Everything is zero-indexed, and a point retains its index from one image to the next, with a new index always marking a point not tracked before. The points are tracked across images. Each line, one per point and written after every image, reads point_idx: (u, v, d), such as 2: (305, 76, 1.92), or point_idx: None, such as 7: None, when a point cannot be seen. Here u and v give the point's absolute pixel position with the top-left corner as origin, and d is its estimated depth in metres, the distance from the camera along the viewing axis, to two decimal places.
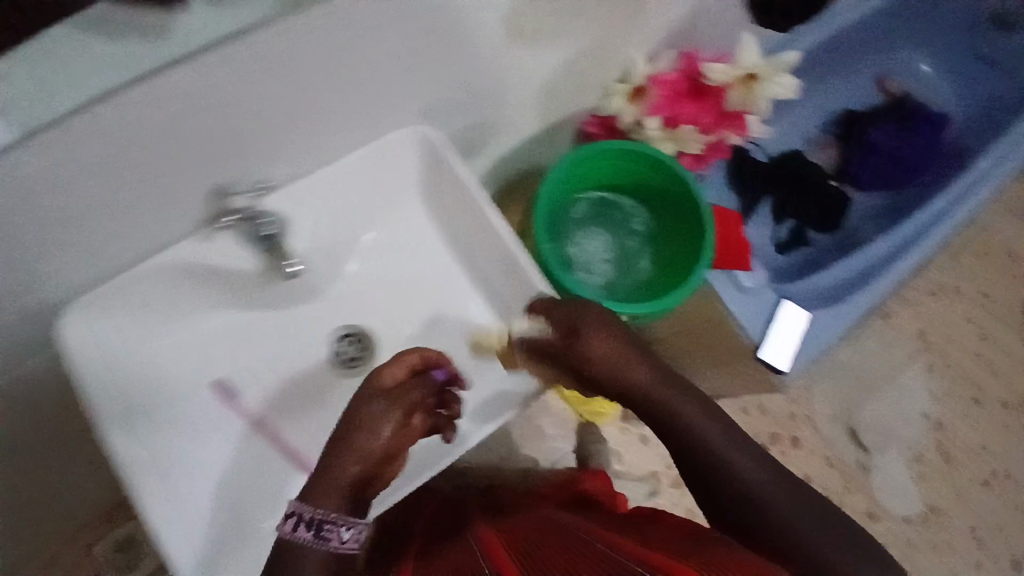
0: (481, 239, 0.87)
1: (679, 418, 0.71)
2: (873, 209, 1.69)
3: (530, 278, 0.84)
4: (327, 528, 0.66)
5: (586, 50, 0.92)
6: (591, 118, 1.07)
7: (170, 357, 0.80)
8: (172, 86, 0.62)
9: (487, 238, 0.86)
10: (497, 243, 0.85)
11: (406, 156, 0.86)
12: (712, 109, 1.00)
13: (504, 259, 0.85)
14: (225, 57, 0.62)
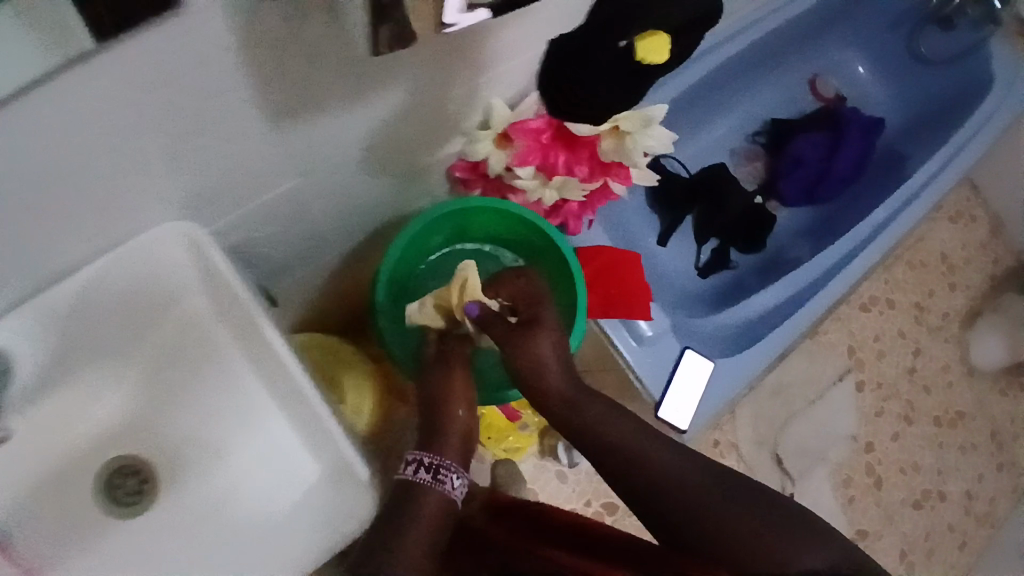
0: (264, 360, 0.67)
1: (598, 410, 0.79)
2: (801, 225, 1.58)
3: (318, 410, 0.65)
4: (443, 472, 0.73)
5: (432, 106, 0.75)
6: (460, 162, 0.92)
7: None
8: None
9: (268, 362, 0.66)
10: (277, 369, 0.66)
11: (172, 260, 0.65)
12: (589, 158, 0.87)
13: (287, 386, 0.66)
14: None
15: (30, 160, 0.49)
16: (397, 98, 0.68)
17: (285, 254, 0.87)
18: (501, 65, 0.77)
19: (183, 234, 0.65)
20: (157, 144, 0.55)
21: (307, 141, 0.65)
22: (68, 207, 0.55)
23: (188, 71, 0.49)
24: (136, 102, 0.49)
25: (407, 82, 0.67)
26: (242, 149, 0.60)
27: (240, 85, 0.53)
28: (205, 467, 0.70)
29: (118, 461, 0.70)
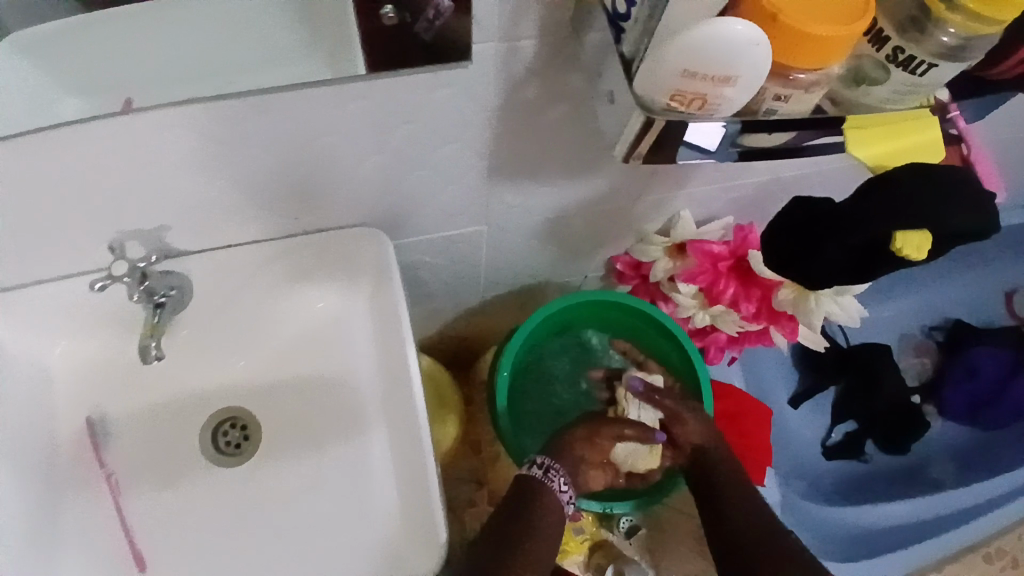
0: (395, 381, 0.68)
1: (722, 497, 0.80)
2: (958, 448, 1.36)
3: (420, 449, 0.64)
4: (551, 471, 0.80)
5: (628, 197, 0.74)
6: (624, 256, 0.91)
7: (31, 388, 0.66)
8: (114, 140, 0.51)
9: (398, 383, 0.67)
10: (406, 395, 0.66)
11: (357, 258, 0.68)
12: (760, 300, 0.82)
13: (406, 421, 0.65)
14: (180, 121, 0.51)
15: (285, 130, 0.53)
16: (599, 186, 0.69)
17: (433, 283, 0.89)
18: (704, 185, 0.75)
19: (373, 235, 0.67)
20: (382, 152, 0.57)
21: (500, 194, 0.65)
22: (293, 187, 0.60)
23: (439, 113, 0.52)
24: (388, 109, 0.51)
25: (613, 176, 0.67)
26: (445, 189, 0.63)
27: (474, 137, 0.55)
28: (295, 451, 0.70)
29: (228, 413, 0.71)
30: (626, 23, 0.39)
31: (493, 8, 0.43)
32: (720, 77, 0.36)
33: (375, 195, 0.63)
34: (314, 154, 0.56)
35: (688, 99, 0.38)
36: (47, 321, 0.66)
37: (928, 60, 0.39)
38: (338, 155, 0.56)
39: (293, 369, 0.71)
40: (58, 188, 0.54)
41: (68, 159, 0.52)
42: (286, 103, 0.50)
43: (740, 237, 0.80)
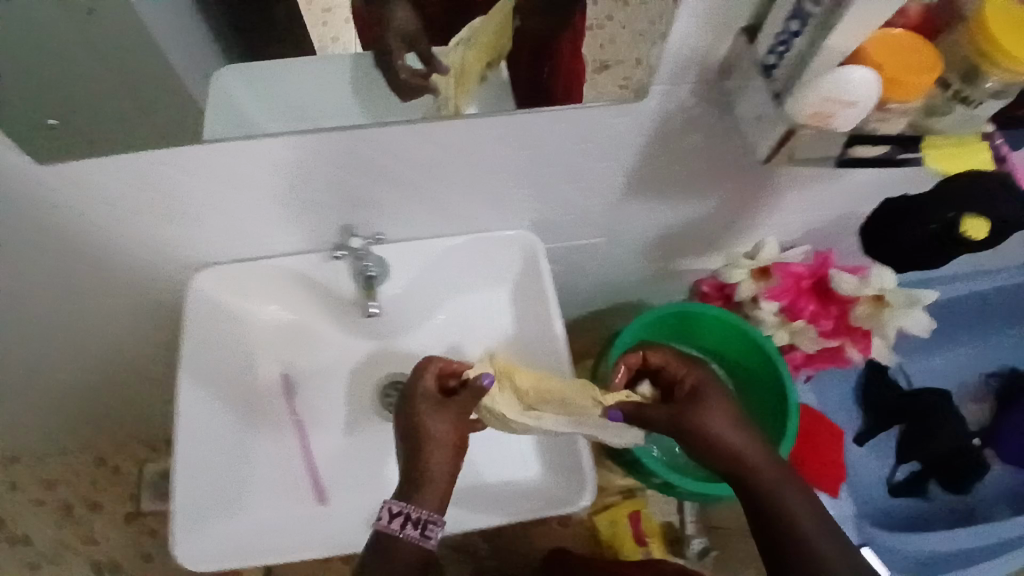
0: (540, 358, 0.81)
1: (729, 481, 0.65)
2: (1008, 489, 1.43)
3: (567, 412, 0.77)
4: (432, 527, 0.65)
5: (731, 215, 0.88)
6: (710, 280, 1.07)
7: (242, 339, 0.80)
8: (356, 143, 0.66)
9: (543, 359, 0.80)
10: (552, 369, 0.79)
11: (508, 254, 0.82)
12: (834, 316, 0.97)
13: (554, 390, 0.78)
14: (413, 132, 0.65)
15: (488, 144, 0.68)
16: (711, 203, 0.84)
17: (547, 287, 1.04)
18: (791, 212, 0.90)
19: (527, 238, 0.81)
20: (552, 164, 0.72)
21: (629, 210, 0.82)
22: (471, 194, 0.76)
23: (609, 134, 0.68)
24: (573, 127, 0.67)
25: (722, 197, 0.83)
26: (589, 201, 0.79)
27: (626, 159, 0.72)
28: None
29: (393, 378, 0.83)
30: (774, 72, 0.55)
31: (670, 62, 0.59)
32: (845, 101, 0.50)
33: (533, 203, 0.78)
34: (504, 163, 0.71)
35: (820, 116, 0.52)
36: (256, 289, 0.79)
37: (977, 95, 0.55)
38: (519, 170, 0.73)
39: (448, 349, 0.84)
40: (299, 175, 0.68)
41: (318, 155, 0.66)
42: (495, 128, 0.66)
43: (821, 261, 0.95)
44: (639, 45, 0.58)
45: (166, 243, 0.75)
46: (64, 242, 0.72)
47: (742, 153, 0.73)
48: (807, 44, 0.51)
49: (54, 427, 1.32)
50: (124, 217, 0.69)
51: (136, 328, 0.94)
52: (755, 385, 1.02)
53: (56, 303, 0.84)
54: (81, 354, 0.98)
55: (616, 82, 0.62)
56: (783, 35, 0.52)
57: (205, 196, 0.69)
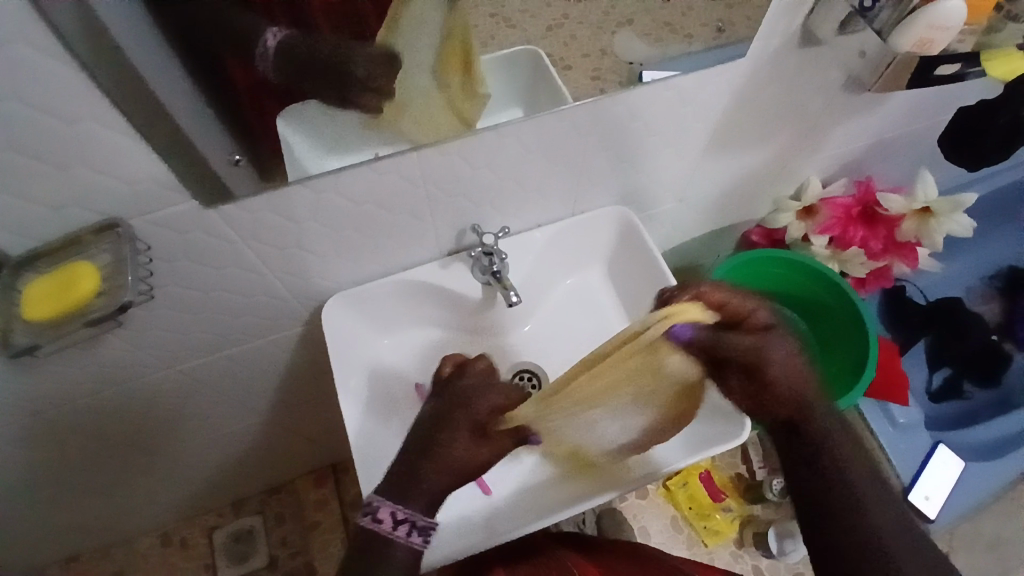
0: None
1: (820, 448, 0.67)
2: None
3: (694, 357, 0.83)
4: (426, 531, 0.67)
5: (776, 162, 0.97)
6: (757, 229, 1.15)
7: (376, 356, 0.85)
8: (465, 147, 0.69)
9: None
10: None
11: (603, 230, 0.89)
12: (882, 237, 1.05)
13: None
14: (517, 128, 0.69)
15: (581, 127, 0.73)
16: (761, 154, 0.92)
17: None
18: (834, 149, 0.99)
19: (620, 211, 0.88)
20: (634, 138, 0.78)
21: (696, 168, 0.89)
22: (562, 180, 0.80)
23: (685, 98, 0.74)
24: (655, 99, 0.73)
25: (771, 145, 0.91)
26: (675, 164, 0.86)
27: (713, 119, 0.79)
28: None
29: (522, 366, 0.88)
30: (871, 10, 0.63)
31: (768, 21, 0.66)
32: (937, 27, 0.59)
33: (625, 177, 0.85)
34: (592, 144, 0.76)
35: (923, 43, 0.62)
36: (381, 306, 0.84)
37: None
38: (608, 148, 0.78)
39: (570, 332, 0.90)
40: (414, 189, 0.72)
41: (432, 164, 0.69)
42: (600, 114, 0.72)
43: (863, 189, 1.03)
44: (599, 36, 0.70)
45: (289, 280, 0.78)
46: (204, 289, 0.74)
47: (808, 98, 0.81)
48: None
49: (142, 493, 1.35)
50: (264, 258, 0.72)
51: (248, 368, 0.98)
52: (822, 315, 1.13)
53: (180, 354, 0.86)
54: (193, 404, 1.02)
55: (587, 74, 0.70)
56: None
57: (345, 222, 0.72)
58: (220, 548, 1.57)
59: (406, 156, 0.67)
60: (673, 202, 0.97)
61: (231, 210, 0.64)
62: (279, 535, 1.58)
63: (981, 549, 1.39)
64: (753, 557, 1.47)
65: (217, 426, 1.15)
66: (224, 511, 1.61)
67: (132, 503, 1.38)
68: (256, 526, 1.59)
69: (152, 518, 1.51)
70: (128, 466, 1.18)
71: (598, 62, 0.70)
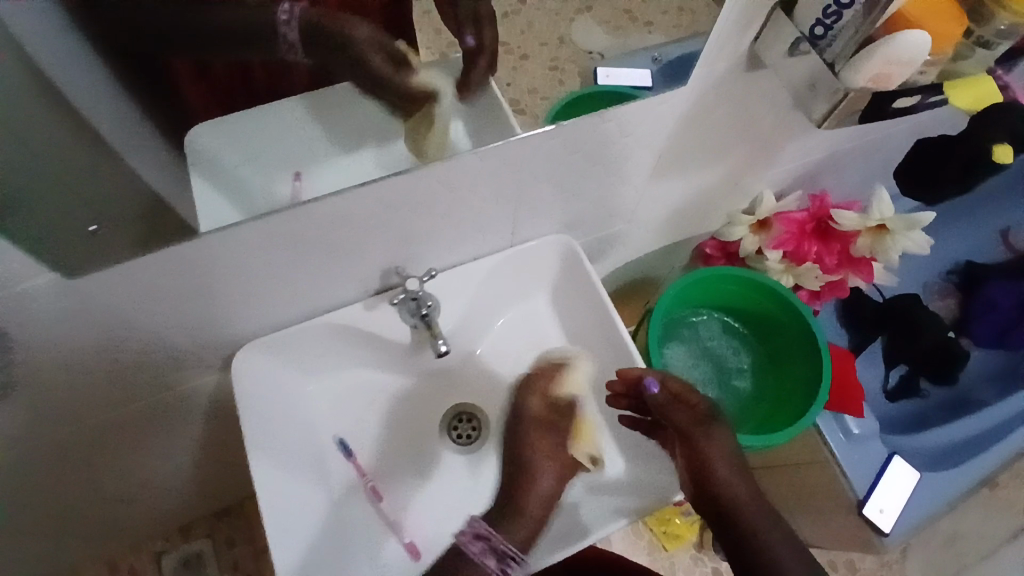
0: (602, 353, 0.81)
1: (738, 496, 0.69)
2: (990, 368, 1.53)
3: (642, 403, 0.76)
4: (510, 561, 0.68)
5: (728, 179, 0.91)
6: (712, 241, 1.10)
7: (299, 404, 0.78)
8: (376, 192, 0.62)
9: (606, 354, 0.81)
10: (618, 361, 0.79)
11: (545, 260, 0.82)
12: (837, 252, 1.02)
13: None
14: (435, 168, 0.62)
15: (510, 163, 0.66)
16: (711, 173, 0.87)
17: None
18: (786, 164, 0.94)
19: (563, 240, 0.81)
20: (572, 168, 0.71)
21: (644, 192, 0.83)
22: (496, 214, 0.74)
23: (622, 130, 0.68)
24: (589, 132, 0.66)
25: (721, 164, 0.86)
26: (622, 190, 0.80)
27: (658, 145, 0.73)
28: None
29: (459, 408, 0.83)
30: (823, 40, 0.57)
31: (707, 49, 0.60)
32: (899, 62, 0.54)
33: (565, 205, 0.78)
34: (525, 178, 0.70)
35: (879, 79, 0.56)
36: (301, 351, 0.77)
37: (994, 41, 0.57)
38: (542, 181, 0.72)
39: (510, 370, 0.83)
40: (322, 236, 0.64)
41: (341, 210, 0.62)
42: (529, 148, 0.65)
43: (818, 204, 0.98)
44: (558, 24, 0.66)
45: (194, 332, 0.70)
46: (98, 349, 0.67)
47: (757, 117, 0.76)
48: (863, 12, 0.53)
49: (74, 530, 1.27)
50: (161, 314, 0.65)
51: (167, 414, 0.90)
52: (776, 333, 1.09)
53: (85, 411, 0.78)
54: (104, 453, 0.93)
55: (546, 65, 0.66)
56: (831, 8, 0.54)
57: (248, 274, 0.65)
58: (166, 574, 1.50)
59: (306, 205, 0.59)
60: (619, 224, 0.90)
61: (103, 274, 0.56)
62: (230, 559, 1.52)
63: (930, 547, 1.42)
64: (713, 561, 1.46)
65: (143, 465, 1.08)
66: (171, 535, 1.53)
67: (64, 540, 1.29)
68: (206, 549, 1.52)
69: (89, 552, 1.42)
70: (52, 508, 1.10)
71: (557, 52, 0.66)
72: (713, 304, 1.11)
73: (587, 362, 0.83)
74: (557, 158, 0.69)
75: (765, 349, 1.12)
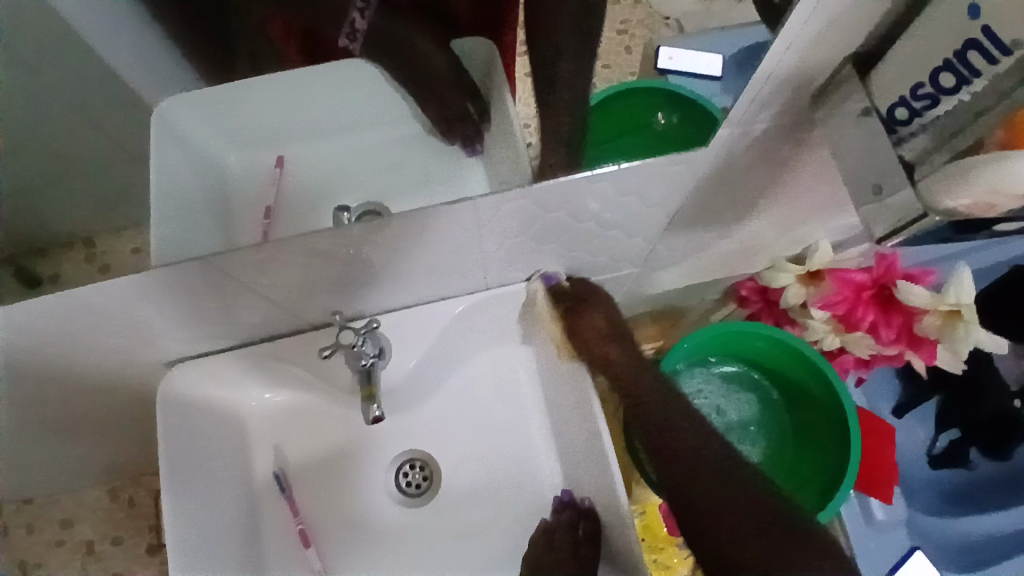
0: (576, 422, 0.70)
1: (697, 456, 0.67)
2: None
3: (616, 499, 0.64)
4: None
5: (770, 228, 0.75)
6: (750, 282, 0.92)
7: (234, 428, 0.71)
8: None
9: (580, 427, 0.68)
10: (590, 438, 0.67)
11: (527, 306, 0.70)
12: (897, 325, 0.82)
13: (597, 460, 0.66)
14: None
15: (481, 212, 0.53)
16: (748, 224, 0.71)
17: None
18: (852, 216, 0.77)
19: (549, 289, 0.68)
20: (558, 223, 0.58)
21: (660, 242, 0.68)
22: (463, 257, 0.62)
23: (623, 183, 0.54)
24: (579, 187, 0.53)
25: (764, 217, 0.70)
26: (628, 243, 0.66)
27: (674, 204, 0.59)
28: (474, 490, 0.72)
29: (410, 454, 0.74)
30: (904, 127, 0.46)
31: (743, 102, 0.49)
32: (1007, 190, 0.42)
33: (558, 253, 0.65)
34: (500, 224, 0.57)
35: (980, 204, 0.44)
36: (242, 373, 0.69)
37: None
38: (523, 228, 0.59)
39: (472, 419, 0.74)
40: None
41: None
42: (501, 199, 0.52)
43: (885, 265, 0.79)
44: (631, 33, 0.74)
45: (125, 346, 0.64)
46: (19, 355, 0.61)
47: (808, 173, 0.61)
48: (967, 107, 0.42)
49: None
50: (93, 326, 0.59)
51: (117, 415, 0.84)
52: (806, 403, 0.93)
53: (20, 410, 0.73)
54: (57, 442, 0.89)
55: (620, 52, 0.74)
56: (924, 90, 0.43)
57: None
58: None
59: None
60: (627, 269, 0.76)
61: None
62: None
63: None
64: None
65: None
66: None
67: None
68: None
69: None
70: None
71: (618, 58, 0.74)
72: (742, 354, 0.96)
73: (560, 428, 0.72)
74: (539, 207, 0.55)
75: (790, 416, 0.97)
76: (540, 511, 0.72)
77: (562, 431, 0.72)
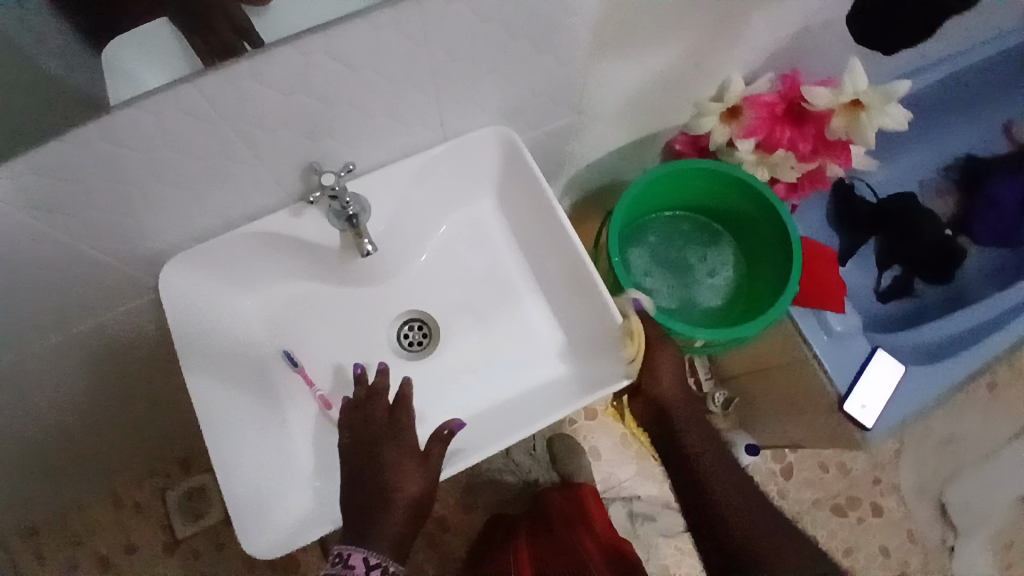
0: (549, 248, 0.78)
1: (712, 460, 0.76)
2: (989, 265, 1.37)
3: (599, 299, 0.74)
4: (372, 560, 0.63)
5: (684, 56, 0.83)
6: (682, 135, 1.01)
7: (237, 315, 0.76)
8: (264, 74, 0.56)
9: (556, 250, 0.77)
10: (566, 255, 0.76)
11: (483, 155, 0.78)
12: (811, 136, 0.93)
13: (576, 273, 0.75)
14: (328, 41, 0.56)
15: (419, 34, 0.59)
16: (663, 47, 0.79)
17: None
18: (754, 37, 0.86)
19: (501, 132, 0.76)
20: (491, 46, 0.65)
21: (588, 69, 0.76)
22: (414, 99, 0.68)
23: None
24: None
25: (674, 37, 0.78)
26: (561, 72, 0.74)
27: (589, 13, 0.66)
28: (471, 331, 0.79)
29: (407, 315, 0.80)
30: None
31: None
32: None
33: (499, 89, 0.72)
34: (438, 54, 0.63)
35: None
36: (232, 261, 0.74)
37: None
38: (461, 57, 0.65)
39: (457, 271, 0.81)
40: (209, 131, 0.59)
41: (226, 98, 0.57)
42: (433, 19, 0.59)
43: (790, 83, 0.91)
44: None
45: (119, 243, 0.68)
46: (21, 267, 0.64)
47: None
48: None
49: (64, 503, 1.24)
50: (91, 221, 0.63)
51: (121, 356, 0.87)
52: (751, 230, 1.04)
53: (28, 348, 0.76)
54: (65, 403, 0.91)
55: None
56: None
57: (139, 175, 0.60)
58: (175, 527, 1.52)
59: (174, 93, 0.54)
60: (566, 113, 0.83)
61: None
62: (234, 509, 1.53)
63: (930, 445, 1.43)
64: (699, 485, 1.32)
65: (117, 421, 1.05)
66: None
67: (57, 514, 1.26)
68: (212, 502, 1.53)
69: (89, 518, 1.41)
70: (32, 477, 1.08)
71: None
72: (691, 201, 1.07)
73: (536, 261, 0.80)
74: (469, 27, 0.62)
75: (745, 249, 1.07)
76: (533, 338, 0.79)
77: (540, 263, 0.80)
